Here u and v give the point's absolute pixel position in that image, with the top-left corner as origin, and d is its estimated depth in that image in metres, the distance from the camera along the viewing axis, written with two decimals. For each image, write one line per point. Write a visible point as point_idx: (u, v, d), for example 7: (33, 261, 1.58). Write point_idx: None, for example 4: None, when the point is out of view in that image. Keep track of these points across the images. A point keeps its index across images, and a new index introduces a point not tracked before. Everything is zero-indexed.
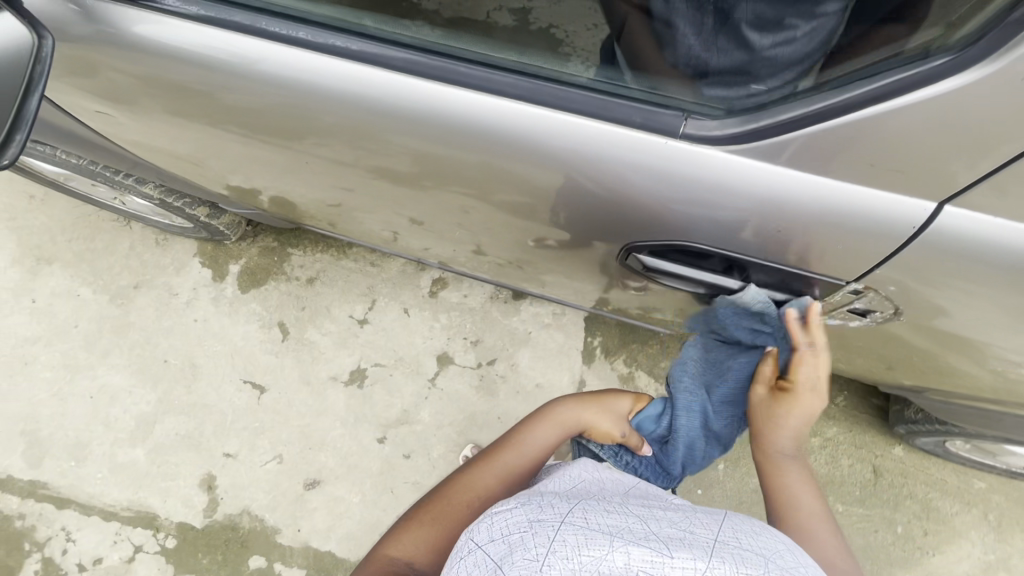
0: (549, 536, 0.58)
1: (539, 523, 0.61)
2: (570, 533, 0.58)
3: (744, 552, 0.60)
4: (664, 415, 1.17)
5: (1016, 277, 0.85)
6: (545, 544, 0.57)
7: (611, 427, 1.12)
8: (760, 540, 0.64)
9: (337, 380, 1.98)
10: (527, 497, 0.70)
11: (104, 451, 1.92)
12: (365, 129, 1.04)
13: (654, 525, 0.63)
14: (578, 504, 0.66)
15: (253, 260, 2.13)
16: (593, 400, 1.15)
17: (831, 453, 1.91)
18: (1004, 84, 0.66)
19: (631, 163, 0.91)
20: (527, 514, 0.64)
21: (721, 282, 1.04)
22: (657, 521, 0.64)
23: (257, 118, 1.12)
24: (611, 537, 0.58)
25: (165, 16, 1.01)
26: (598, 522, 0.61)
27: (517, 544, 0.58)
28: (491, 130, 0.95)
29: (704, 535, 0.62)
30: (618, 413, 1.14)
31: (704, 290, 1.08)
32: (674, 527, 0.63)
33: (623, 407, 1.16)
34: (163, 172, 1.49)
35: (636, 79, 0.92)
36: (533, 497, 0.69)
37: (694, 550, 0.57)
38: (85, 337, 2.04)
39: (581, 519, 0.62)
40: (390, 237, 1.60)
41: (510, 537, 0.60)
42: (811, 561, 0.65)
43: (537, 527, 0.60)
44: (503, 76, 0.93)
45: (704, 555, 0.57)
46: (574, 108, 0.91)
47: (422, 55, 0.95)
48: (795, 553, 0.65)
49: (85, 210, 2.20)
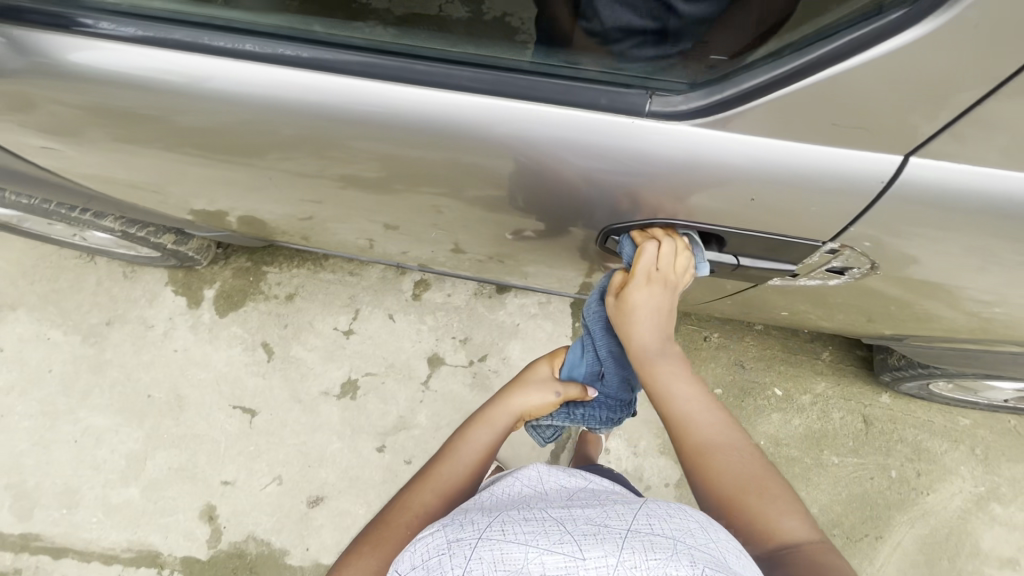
0: (467, 556, 0.62)
1: (458, 544, 0.65)
2: (485, 549, 0.62)
3: (652, 538, 0.63)
4: (587, 355, 1.13)
5: (982, 220, 0.87)
6: (460, 566, 0.61)
7: (539, 399, 1.12)
8: (673, 521, 0.68)
9: (329, 395, 1.96)
10: (452, 516, 0.74)
11: (96, 495, 1.87)
12: (326, 139, 1.02)
13: (570, 524, 0.66)
14: (500, 516, 0.70)
15: (228, 283, 2.08)
16: (515, 386, 1.14)
17: (822, 408, 1.96)
18: (958, 34, 0.66)
19: (601, 146, 0.90)
20: (448, 536, 0.68)
21: None
22: (574, 519, 0.68)
23: (213, 137, 1.08)
24: (524, 548, 0.61)
25: (102, 41, 0.97)
26: (513, 532, 0.64)
27: (434, 570, 0.62)
28: (456, 127, 0.94)
29: (617, 526, 0.66)
30: (542, 386, 1.14)
31: None
32: (589, 523, 0.66)
33: (544, 374, 1.16)
34: (122, 202, 1.44)
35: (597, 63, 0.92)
36: (458, 515, 0.73)
37: (605, 546, 0.61)
38: (61, 381, 1.97)
39: (500, 531, 0.65)
40: (367, 245, 1.57)
41: (428, 564, 0.63)
42: (725, 534, 0.70)
43: (453, 548, 0.64)
44: (463, 71, 0.91)
45: (615, 550, 0.60)
46: (538, 96, 0.90)
47: (377, 56, 0.92)
48: (708, 527, 0.69)
49: (45, 250, 2.12)
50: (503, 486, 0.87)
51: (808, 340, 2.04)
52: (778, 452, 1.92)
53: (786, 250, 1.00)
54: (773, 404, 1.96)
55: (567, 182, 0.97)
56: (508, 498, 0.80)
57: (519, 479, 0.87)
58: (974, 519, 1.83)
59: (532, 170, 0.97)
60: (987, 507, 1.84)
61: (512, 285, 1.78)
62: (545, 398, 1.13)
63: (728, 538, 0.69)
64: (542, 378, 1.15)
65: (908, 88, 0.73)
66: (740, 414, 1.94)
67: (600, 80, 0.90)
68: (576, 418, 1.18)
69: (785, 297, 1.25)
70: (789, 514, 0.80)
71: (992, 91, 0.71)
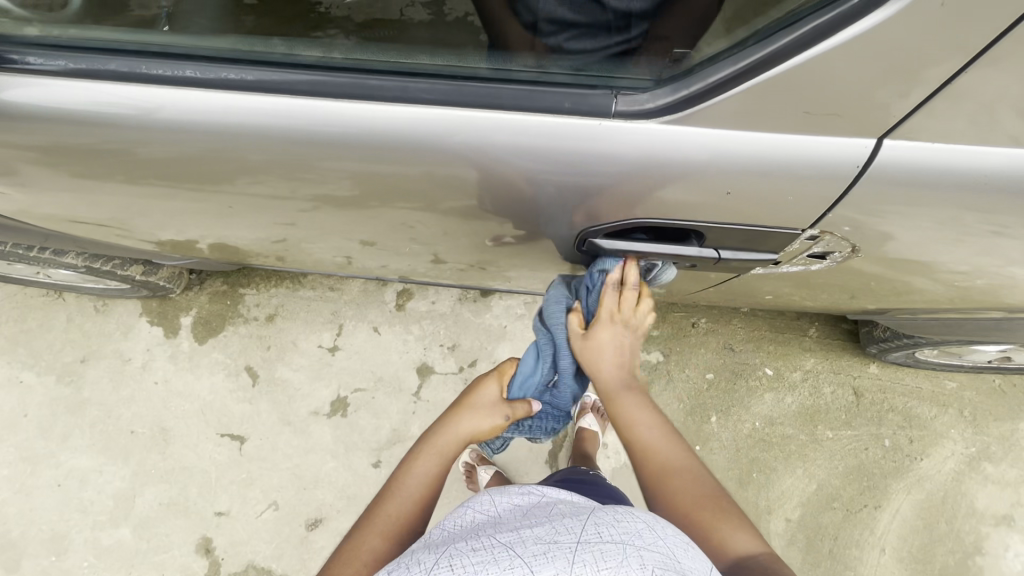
0: None
1: None
2: None
3: (601, 547, 0.62)
4: (541, 365, 1.20)
5: (955, 195, 0.87)
6: None
7: (485, 423, 1.19)
8: (621, 526, 0.68)
9: (318, 414, 1.92)
10: (401, 558, 0.71)
11: (85, 539, 1.81)
12: (287, 161, 0.98)
13: (520, 545, 0.64)
14: (448, 550, 0.67)
15: (205, 308, 2.03)
16: (459, 410, 1.20)
17: (813, 384, 1.97)
18: (917, 14, 0.66)
19: (568, 149, 0.88)
20: None
21: (680, 252, 1.04)
22: (524, 539, 0.66)
23: (169, 167, 1.04)
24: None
25: (38, 77, 0.92)
26: (462, 565, 0.62)
27: None
28: (420, 140, 0.91)
29: (567, 540, 0.64)
30: (487, 408, 1.20)
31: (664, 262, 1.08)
32: (540, 541, 0.65)
33: (488, 396, 1.22)
34: (82, 238, 1.38)
35: (560, 64, 0.90)
36: (404, 558, 0.70)
37: (556, 563, 0.59)
38: (39, 424, 1.91)
39: (447, 567, 0.63)
40: (344, 260, 1.53)
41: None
42: (672, 532, 0.70)
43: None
44: (419, 82, 0.88)
45: (566, 566, 0.59)
46: (500, 103, 0.87)
47: (328, 73, 0.89)
48: (655, 526, 0.69)
49: (10, 290, 2.04)
50: (453, 519, 0.84)
51: (794, 317, 2.05)
52: (773, 432, 1.93)
53: (766, 239, 0.99)
54: (765, 384, 1.97)
55: (540, 187, 0.95)
56: (462, 529, 0.78)
57: (472, 507, 0.84)
58: (968, 480, 1.86)
59: (503, 178, 0.95)
60: (979, 468, 1.87)
61: (495, 289, 1.76)
62: (491, 421, 1.19)
63: (674, 534, 0.70)
64: (490, 401, 1.22)
65: (876, 67, 0.72)
66: (733, 397, 1.95)
67: (562, 83, 0.88)
68: (524, 428, 1.28)
69: (770, 283, 1.24)
70: (740, 531, 0.91)
71: (970, 61, 0.70)
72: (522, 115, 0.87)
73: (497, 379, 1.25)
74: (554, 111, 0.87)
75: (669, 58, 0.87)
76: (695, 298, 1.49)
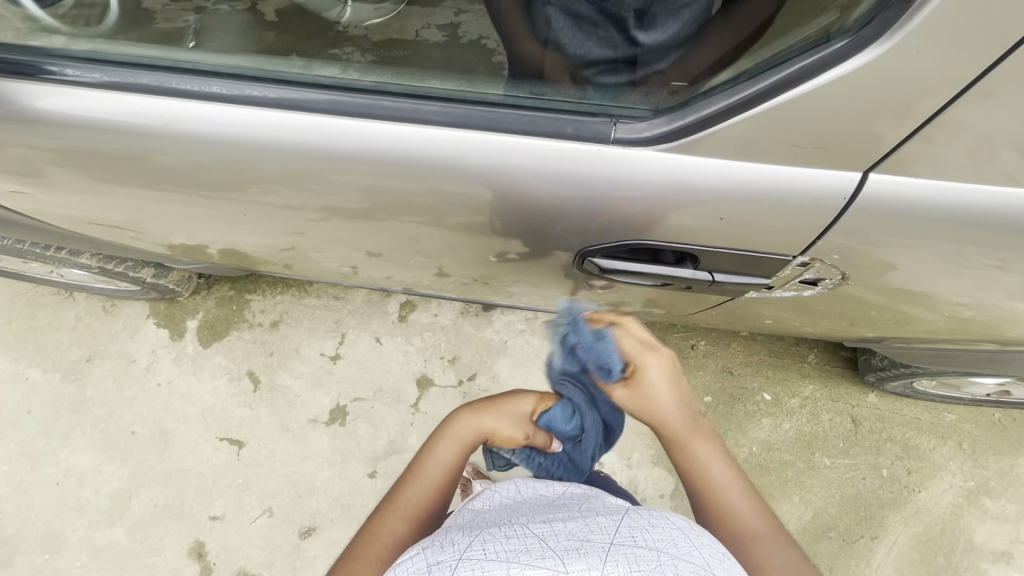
0: None
1: (438, 565, 0.65)
2: (467, 568, 0.63)
3: (634, 550, 0.64)
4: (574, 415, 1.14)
5: (947, 227, 0.90)
6: None
7: (508, 429, 1.06)
8: (655, 531, 0.69)
9: (317, 422, 1.93)
10: (435, 537, 0.74)
11: (79, 538, 1.82)
12: (302, 174, 1.02)
13: (552, 540, 0.67)
14: (481, 534, 0.70)
15: (211, 312, 2.06)
16: (488, 404, 1.08)
17: (811, 410, 1.98)
18: (898, 59, 0.70)
19: (571, 174, 0.92)
20: (430, 557, 0.68)
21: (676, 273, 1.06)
22: (556, 535, 0.68)
23: (186, 176, 1.08)
24: (506, 565, 0.62)
25: (71, 87, 0.96)
26: (496, 551, 0.65)
27: None
28: (429, 160, 0.95)
29: (599, 539, 0.67)
30: (516, 414, 1.08)
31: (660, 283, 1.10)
32: (571, 538, 0.67)
33: (523, 405, 1.10)
34: (97, 240, 1.42)
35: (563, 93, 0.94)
36: (440, 536, 0.74)
37: (588, 559, 0.62)
38: (41, 422, 1.93)
39: (480, 551, 0.66)
40: (350, 271, 1.57)
41: None
42: (706, 540, 0.71)
43: (436, 570, 0.64)
44: (429, 105, 0.92)
45: (598, 563, 0.61)
46: (505, 128, 0.91)
47: (343, 94, 0.93)
48: (689, 535, 0.70)
49: (22, 287, 2.08)
50: (485, 499, 0.89)
51: (793, 343, 2.05)
52: (770, 457, 1.92)
53: (758, 264, 1.02)
54: (763, 409, 1.97)
55: (544, 208, 0.98)
56: (496, 515, 0.81)
57: (502, 498, 0.88)
58: (966, 514, 1.85)
59: (507, 199, 0.98)
60: (978, 502, 1.86)
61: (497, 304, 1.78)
62: (514, 433, 1.06)
63: (708, 544, 0.71)
64: (523, 412, 1.09)
65: (860, 105, 0.76)
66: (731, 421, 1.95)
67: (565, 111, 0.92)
68: (534, 461, 1.14)
69: (765, 306, 1.26)
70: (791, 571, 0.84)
71: (959, 93, 0.72)
72: (528, 141, 0.91)
73: (534, 398, 1.12)
74: (556, 138, 0.90)
75: (664, 93, 0.91)
76: (694, 320, 1.51)
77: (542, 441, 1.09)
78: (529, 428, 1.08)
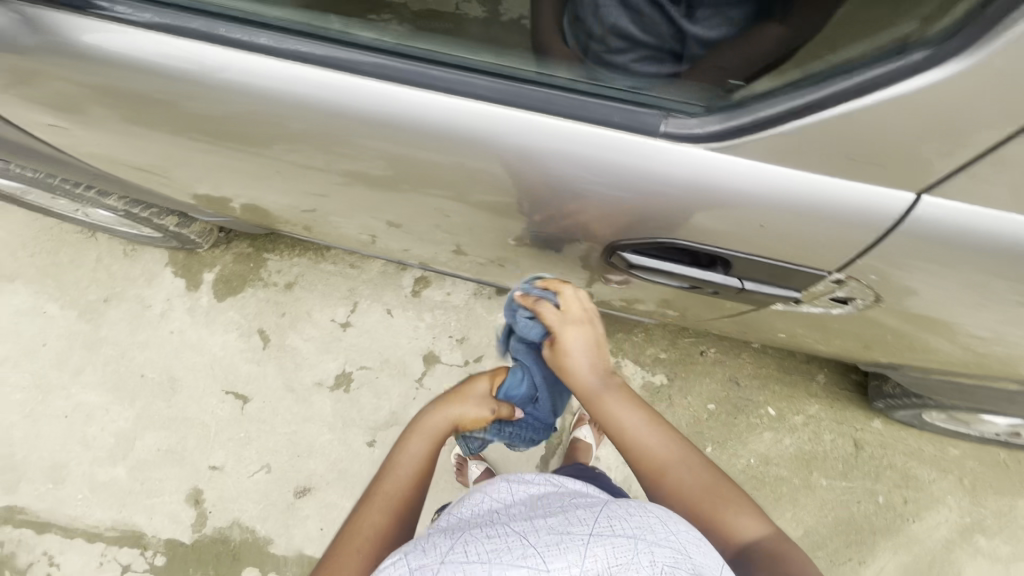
0: None
1: (417, 574, 0.64)
2: (447, 575, 0.62)
3: (614, 540, 0.64)
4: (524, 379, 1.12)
5: (993, 259, 0.87)
6: None
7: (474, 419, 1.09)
8: (634, 520, 0.68)
9: (321, 386, 1.95)
10: (414, 541, 0.72)
11: (83, 472, 1.87)
12: (340, 136, 1.01)
13: (533, 536, 0.66)
14: (461, 537, 0.69)
15: (228, 267, 2.07)
16: (452, 396, 1.11)
17: (814, 429, 1.96)
18: (977, 81, 0.66)
19: (613, 165, 0.90)
20: (409, 563, 0.66)
21: (704, 278, 1.06)
22: (537, 530, 0.67)
23: (222, 125, 1.08)
24: (488, 568, 0.61)
25: (120, 24, 0.96)
26: (477, 553, 0.64)
27: None
28: (469, 135, 0.94)
29: (579, 532, 0.65)
30: (479, 396, 1.11)
31: (687, 285, 1.10)
32: (552, 532, 0.66)
33: (482, 388, 1.11)
34: (125, 183, 1.43)
35: (618, 80, 0.92)
36: (419, 540, 0.72)
37: (570, 556, 0.61)
38: (55, 356, 1.97)
39: (460, 554, 0.64)
40: (369, 240, 1.57)
41: None
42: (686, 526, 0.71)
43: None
44: (478, 79, 0.91)
45: (580, 559, 0.61)
46: (553, 110, 0.90)
47: (393, 59, 0.92)
48: (668, 521, 0.69)
49: (47, 223, 2.11)
50: (468, 503, 0.86)
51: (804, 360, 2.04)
52: (767, 471, 1.92)
53: (791, 276, 1.01)
54: (766, 423, 1.96)
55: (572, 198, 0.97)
56: (477, 516, 0.79)
57: (489, 496, 0.85)
58: (958, 549, 1.83)
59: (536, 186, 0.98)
60: (971, 539, 1.84)
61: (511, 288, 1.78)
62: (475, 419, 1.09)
63: (687, 529, 0.70)
64: (480, 395, 1.11)
65: (924, 125, 0.72)
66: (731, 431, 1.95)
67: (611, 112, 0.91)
68: (507, 433, 1.21)
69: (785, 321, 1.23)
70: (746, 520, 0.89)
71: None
72: (567, 130, 0.90)
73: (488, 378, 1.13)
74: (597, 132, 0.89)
75: (721, 90, 0.89)
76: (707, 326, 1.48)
77: (506, 414, 1.12)
78: (493, 405, 1.10)
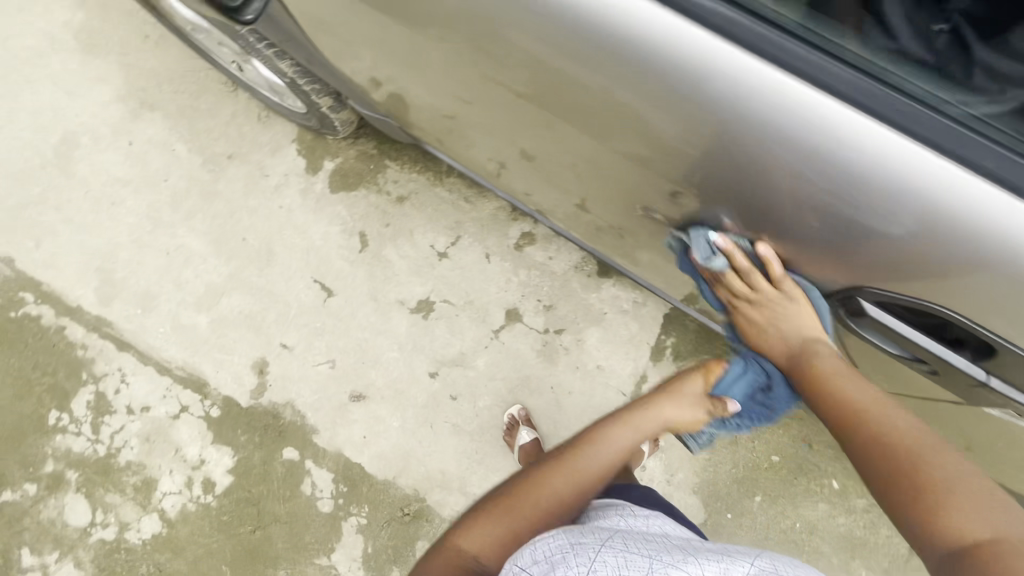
0: (590, 557, 0.75)
1: (578, 545, 0.78)
2: (610, 556, 0.75)
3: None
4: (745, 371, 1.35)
5: None
6: (587, 563, 0.73)
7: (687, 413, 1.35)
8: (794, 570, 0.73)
9: (402, 305, 1.96)
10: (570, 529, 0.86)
11: (169, 309, 1.96)
12: (614, 80, 0.88)
13: (684, 556, 0.76)
14: (616, 536, 0.82)
15: (349, 162, 2.06)
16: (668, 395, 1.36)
17: (873, 518, 1.85)
18: None
19: (962, 214, 0.75)
20: (567, 538, 0.81)
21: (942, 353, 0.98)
22: (689, 554, 0.77)
23: (470, 19, 0.97)
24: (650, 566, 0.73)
25: None
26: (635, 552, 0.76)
27: (561, 562, 0.74)
28: (785, 131, 0.79)
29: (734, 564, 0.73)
30: (691, 398, 1.37)
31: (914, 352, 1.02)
32: (705, 558, 0.75)
33: (693, 387, 1.38)
34: (302, 52, 1.40)
35: (1000, 117, 0.76)
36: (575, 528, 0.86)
37: None
38: (173, 193, 2.04)
39: (619, 549, 0.77)
40: (513, 172, 1.51)
41: (553, 558, 0.76)
42: None
43: (577, 548, 0.77)
44: (841, 70, 0.77)
45: None
46: (919, 132, 0.75)
47: (744, 17, 0.77)
48: None
49: (197, 65, 2.14)
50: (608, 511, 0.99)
51: None
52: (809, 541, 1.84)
53: None
54: (825, 494, 1.86)
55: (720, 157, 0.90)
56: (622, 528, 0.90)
57: (629, 518, 0.95)
58: None
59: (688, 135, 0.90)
60: None
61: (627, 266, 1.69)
62: (692, 416, 1.36)
63: None
64: (694, 395, 1.38)
65: None
66: (786, 489, 1.87)
67: (812, 67, 0.77)
68: (732, 425, 1.44)
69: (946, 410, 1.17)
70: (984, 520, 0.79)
71: None
72: (752, 76, 0.78)
73: (702, 376, 1.39)
74: (785, 89, 0.77)
75: None
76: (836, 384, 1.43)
77: (720, 410, 1.36)
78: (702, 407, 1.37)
